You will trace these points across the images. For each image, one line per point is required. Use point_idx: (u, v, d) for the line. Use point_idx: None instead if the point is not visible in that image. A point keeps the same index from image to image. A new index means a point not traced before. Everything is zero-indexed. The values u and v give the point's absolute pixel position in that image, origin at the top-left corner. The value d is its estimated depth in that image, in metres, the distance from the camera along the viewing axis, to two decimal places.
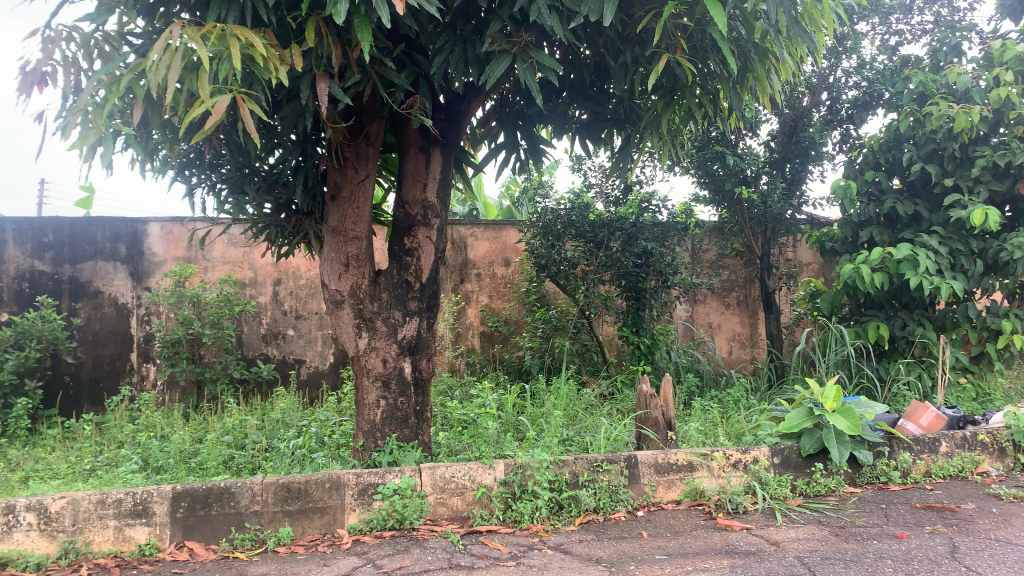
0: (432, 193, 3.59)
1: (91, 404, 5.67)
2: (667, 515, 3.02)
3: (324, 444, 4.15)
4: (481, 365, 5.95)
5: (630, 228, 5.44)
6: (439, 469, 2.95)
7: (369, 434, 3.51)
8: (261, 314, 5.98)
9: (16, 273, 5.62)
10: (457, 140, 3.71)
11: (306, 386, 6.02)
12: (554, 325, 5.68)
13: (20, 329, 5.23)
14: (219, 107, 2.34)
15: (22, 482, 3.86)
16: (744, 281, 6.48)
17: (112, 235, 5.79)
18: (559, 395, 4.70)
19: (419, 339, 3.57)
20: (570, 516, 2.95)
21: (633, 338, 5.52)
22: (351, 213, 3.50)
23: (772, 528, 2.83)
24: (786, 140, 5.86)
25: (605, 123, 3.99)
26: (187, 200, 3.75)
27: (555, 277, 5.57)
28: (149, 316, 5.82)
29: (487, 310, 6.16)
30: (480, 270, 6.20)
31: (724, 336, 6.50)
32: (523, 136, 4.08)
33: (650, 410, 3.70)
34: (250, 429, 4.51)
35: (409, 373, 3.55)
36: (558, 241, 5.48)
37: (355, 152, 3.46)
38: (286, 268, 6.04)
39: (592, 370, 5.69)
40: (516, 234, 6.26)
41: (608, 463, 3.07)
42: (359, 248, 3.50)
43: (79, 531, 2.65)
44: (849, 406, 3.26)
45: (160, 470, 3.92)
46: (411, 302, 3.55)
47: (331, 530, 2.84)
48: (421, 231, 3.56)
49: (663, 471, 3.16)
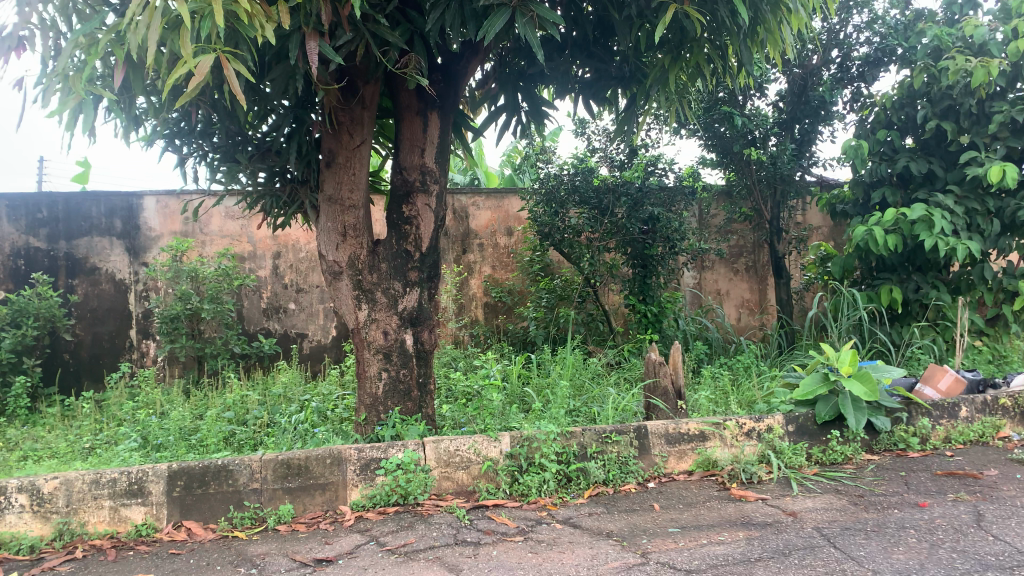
0: (430, 159, 3.46)
1: (91, 381, 5.59)
2: (679, 486, 2.93)
3: (327, 419, 4.07)
4: (484, 337, 5.84)
5: (635, 193, 5.31)
6: (443, 442, 2.85)
7: (372, 408, 3.42)
8: (261, 288, 5.88)
9: (11, 250, 5.51)
10: (456, 103, 3.57)
11: (309, 361, 5.94)
12: (559, 294, 5.57)
13: (16, 307, 5.14)
14: (203, 68, 2.19)
15: (19, 461, 3.79)
16: (752, 247, 6.38)
17: (107, 210, 5.68)
18: (565, 365, 4.61)
19: (421, 310, 3.46)
20: (579, 488, 2.86)
21: (640, 306, 5.41)
22: (347, 180, 3.37)
23: (789, 498, 2.74)
24: (795, 99, 5.69)
25: (610, 82, 3.84)
26: (180, 170, 3.64)
27: (559, 245, 5.44)
28: (147, 292, 5.72)
29: (490, 281, 6.05)
30: (483, 240, 6.08)
31: (733, 302, 6.41)
32: (524, 98, 3.94)
33: (659, 378, 3.59)
34: (252, 405, 4.43)
35: (411, 345, 3.45)
36: (562, 208, 5.36)
37: (349, 116, 3.33)
38: (285, 241, 5.92)
39: (599, 339, 5.59)
40: (519, 203, 6.14)
41: (617, 433, 2.98)
42: (357, 217, 3.39)
43: (73, 512, 2.57)
44: (865, 370, 3.15)
45: (160, 447, 3.84)
46: (412, 272, 3.43)
47: (333, 506, 2.76)
48: (420, 198, 3.44)
49: (675, 441, 3.07)
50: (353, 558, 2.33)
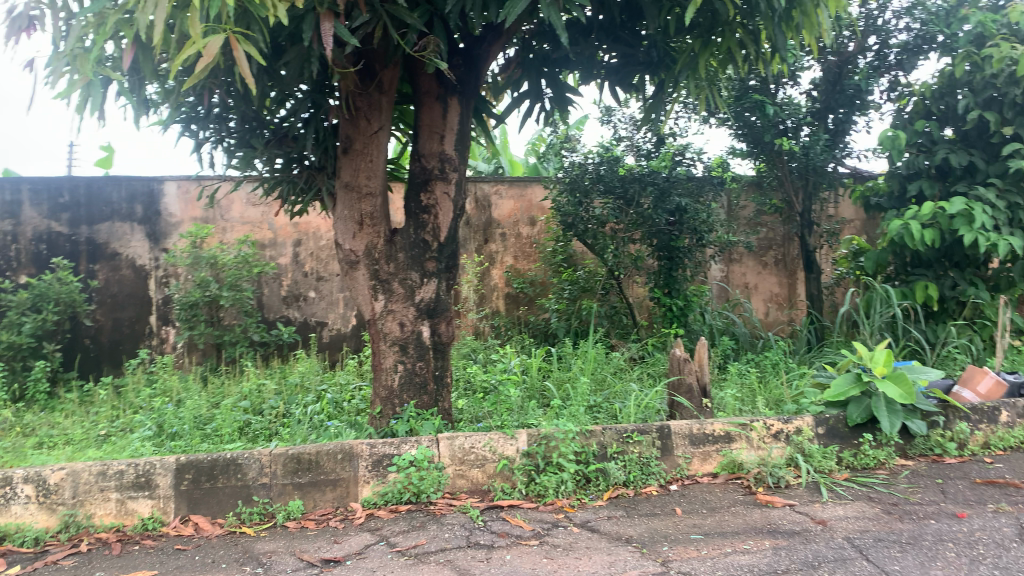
0: (450, 145, 3.35)
1: (111, 366, 5.59)
2: (702, 489, 2.81)
3: (343, 411, 3.99)
4: (505, 328, 5.74)
5: (663, 182, 5.16)
6: (458, 439, 2.76)
7: (387, 401, 3.34)
8: (281, 276, 5.82)
9: (33, 234, 5.51)
10: (477, 88, 3.45)
11: (328, 350, 5.87)
12: (582, 286, 5.46)
13: (37, 291, 5.13)
14: (212, 48, 2.08)
15: (35, 448, 3.77)
16: (782, 240, 6.24)
17: (128, 195, 5.66)
18: (586, 359, 4.50)
19: (438, 302, 3.36)
20: (598, 490, 2.76)
21: (665, 300, 5.28)
22: (364, 167, 3.28)
23: (818, 505, 2.62)
24: (829, 88, 5.51)
25: (637, 67, 3.70)
26: (197, 156, 3.58)
27: (583, 236, 5.33)
28: (168, 278, 5.69)
29: (512, 272, 5.95)
30: (505, 230, 5.98)
31: (761, 297, 6.27)
32: (548, 84, 3.81)
33: (683, 376, 3.52)
34: (268, 394, 4.38)
35: (427, 337, 3.35)
36: (586, 198, 5.25)
37: (367, 101, 3.23)
38: (306, 228, 5.87)
39: (622, 332, 5.47)
40: (543, 192, 6.03)
41: (638, 433, 2.87)
42: (374, 205, 3.29)
43: (79, 504, 2.52)
44: (901, 372, 3.00)
45: (174, 436, 3.80)
46: (430, 263, 3.34)
47: (344, 503, 2.68)
48: (439, 186, 3.33)
49: (699, 442, 2.95)
50: (362, 559, 2.24)
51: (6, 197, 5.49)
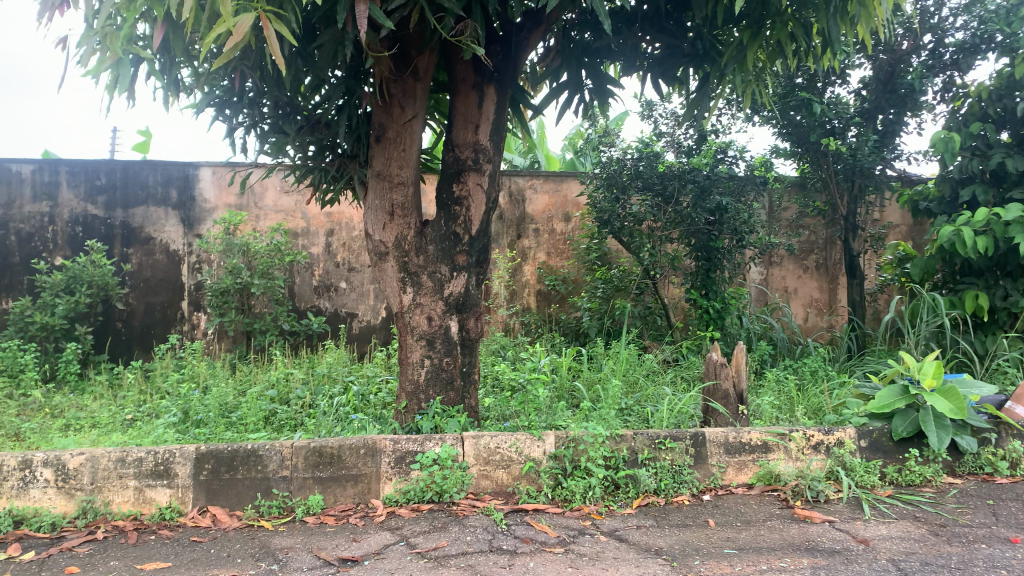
0: (485, 136, 3.26)
1: (142, 350, 5.60)
2: (736, 500, 2.69)
3: (369, 404, 3.94)
4: (536, 325, 5.65)
5: (703, 180, 5.02)
6: (483, 438, 2.67)
7: (413, 396, 3.26)
8: (313, 265, 5.79)
9: (69, 216, 5.54)
10: (514, 77, 3.35)
11: (357, 341, 5.83)
12: (616, 285, 5.35)
13: (71, 273, 5.17)
14: (242, 26, 2.00)
15: (61, 430, 3.77)
16: (823, 244, 6.08)
17: (164, 179, 5.66)
18: (618, 360, 4.39)
19: (468, 296, 3.28)
20: (627, 497, 2.65)
21: (702, 302, 5.14)
22: (396, 156, 3.20)
23: (860, 523, 2.48)
24: (880, 88, 5.32)
25: (681, 59, 3.57)
26: (230, 141, 3.54)
27: (618, 233, 5.23)
28: (200, 264, 5.69)
29: (545, 268, 5.85)
30: (538, 225, 5.88)
31: (800, 302, 6.12)
32: (588, 75, 3.70)
33: (719, 381, 3.45)
34: (295, 384, 4.34)
35: (455, 333, 3.27)
36: (623, 194, 5.12)
37: (401, 88, 3.15)
38: (339, 218, 5.83)
39: (655, 334, 5.34)
40: (579, 187, 5.92)
41: (672, 439, 2.76)
42: (406, 195, 3.23)
43: (98, 490, 2.48)
44: (952, 385, 2.85)
45: (199, 424, 3.78)
46: (460, 256, 3.24)
47: (365, 500, 2.61)
48: (472, 177, 3.24)
49: (735, 451, 2.83)
50: (380, 560, 2.16)
51: (44, 178, 5.52)
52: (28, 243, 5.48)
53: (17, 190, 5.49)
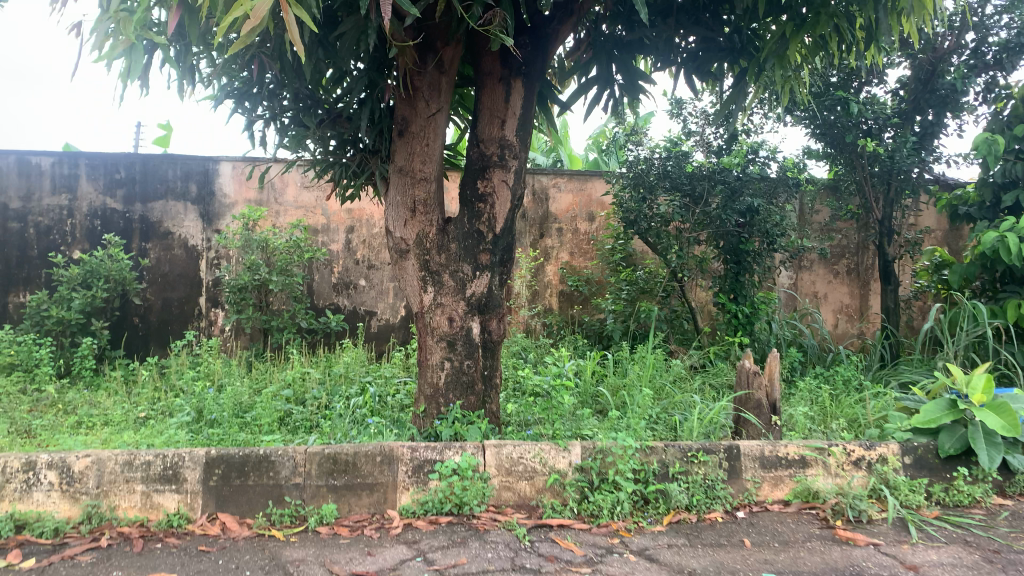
0: (511, 131, 3.12)
1: (158, 346, 5.53)
2: (773, 518, 2.54)
3: (386, 406, 3.82)
4: (558, 327, 5.52)
5: (734, 182, 4.87)
6: (505, 448, 2.54)
7: (432, 400, 3.14)
8: (332, 262, 5.69)
9: (88, 210, 5.48)
10: (543, 70, 3.22)
11: (375, 340, 5.73)
12: (641, 288, 5.20)
13: (88, 267, 5.11)
14: (260, 9, 1.85)
15: (73, 428, 3.70)
16: (856, 248, 5.90)
17: (183, 173, 5.58)
18: (644, 365, 4.24)
19: (491, 297, 3.15)
20: (657, 512, 2.51)
21: (731, 306, 4.98)
22: (419, 151, 3.08)
23: (906, 546, 2.32)
24: (919, 88, 5.09)
25: (717, 54, 3.41)
26: (248, 134, 3.44)
27: (645, 234, 5.07)
28: (219, 259, 5.61)
29: (568, 268, 5.71)
30: (562, 225, 5.74)
31: (831, 307, 5.94)
32: (619, 70, 3.56)
33: (751, 392, 3.33)
34: (311, 384, 4.23)
35: (477, 334, 3.14)
36: (651, 194, 4.97)
37: (426, 80, 3.02)
38: (360, 215, 5.72)
39: (681, 338, 5.19)
40: (604, 187, 5.78)
41: (704, 453, 2.62)
42: (428, 191, 3.10)
43: (104, 495, 2.38)
44: (1003, 401, 2.67)
45: (213, 424, 3.68)
46: (483, 255, 3.11)
47: (380, 510, 2.49)
48: (497, 174, 3.11)
49: (770, 466, 2.68)
50: None
51: (63, 171, 5.47)
52: (46, 236, 5.43)
53: (36, 182, 5.44)
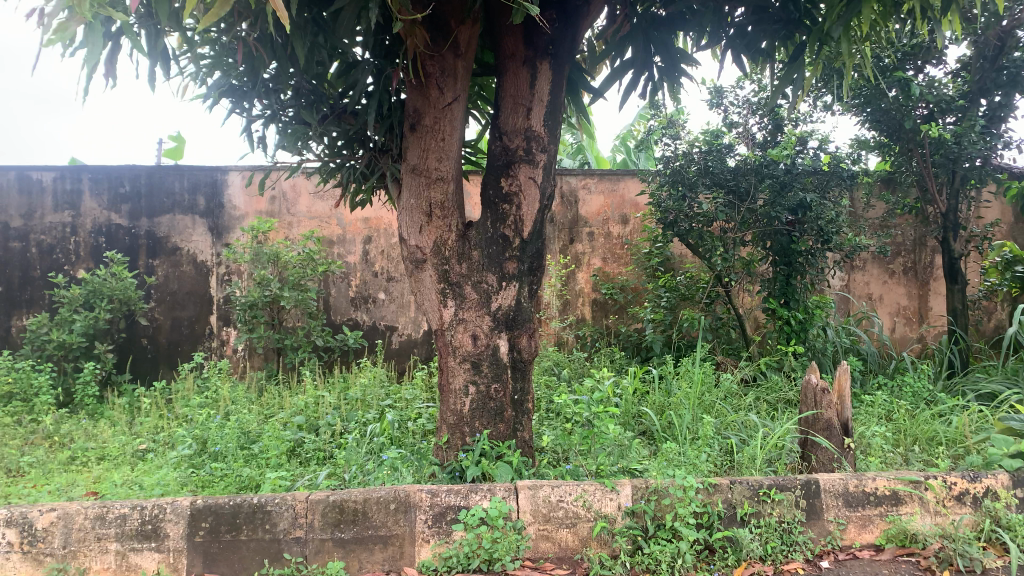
0: (538, 120, 2.74)
1: (168, 369, 5.22)
2: (865, 569, 2.12)
3: (407, 433, 3.45)
4: (592, 339, 5.13)
5: (782, 175, 4.44)
6: (542, 490, 2.16)
7: (455, 428, 2.76)
8: (350, 275, 5.34)
9: (92, 226, 5.20)
10: (573, 50, 2.82)
11: (396, 357, 5.37)
12: (681, 294, 4.81)
13: (90, 287, 4.81)
14: None
15: (64, 465, 3.38)
16: (912, 246, 5.46)
17: (190, 185, 5.27)
18: (690, 380, 3.82)
19: (520, 310, 2.76)
20: (725, 563, 2.11)
21: (782, 312, 4.55)
22: (433, 147, 2.71)
23: None
24: (984, 67, 4.58)
25: (771, 27, 3.00)
26: (247, 136, 3.10)
27: (685, 235, 4.66)
28: (230, 275, 5.29)
29: (600, 276, 5.31)
30: (593, 228, 5.34)
31: (887, 310, 5.48)
32: (657, 51, 3.18)
33: (820, 411, 2.92)
34: (325, 409, 3.87)
35: (505, 354, 2.75)
36: (691, 192, 4.56)
37: (439, 66, 2.65)
38: (378, 224, 5.37)
39: (728, 348, 4.77)
40: (637, 186, 5.37)
41: (777, 490, 2.22)
42: (445, 192, 2.74)
43: (71, 556, 2.04)
44: None
45: (216, 457, 3.33)
46: (510, 264, 2.73)
47: (396, 567, 2.11)
48: (524, 170, 2.73)
49: (857, 504, 2.26)
50: None
51: (66, 186, 5.19)
52: (50, 255, 5.15)
53: (38, 199, 5.16)
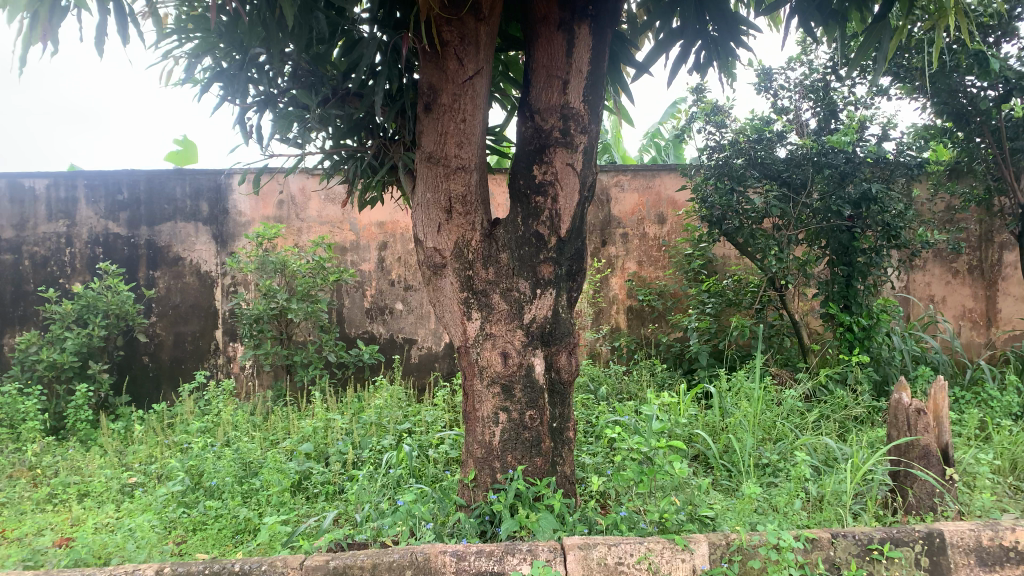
0: (576, 95, 2.31)
1: (171, 389, 4.84)
2: None
3: (427, 462, 3.02)
4: (629, 350, 4.69)
5: (843, 165, 3.96)
6: (598, 550, 1.74)
7: (484, 462, 2.33)
8: (364, 284, 4.94)
9: (89, 237, 4.83)
10: (616, 12, 2.39)
11: (416, 373, 4.94)
12: (728, 300, 4.37)
13: (84, 301, 4.43)
14: None
15: (41, 504, 2.99)
16: (978, 242, 4.95)
17: (193, 191, 4.89)
18: (746, 397, 3.37)
19: (558, 322, 2.32)
20: None
21: (845, 318, 4.06)
22: (452, 130, 2.29)
23: None
24: None
25: None
26: (240, 127, 2.69)
27: (734, 234, 4.20)
28: (236, 286, 4.90)
29: (636, 280, 4.87)
30: (627, 228, 4.89)
31: (952, 313, 4.97)
32: (711, 17, 2.74)
33: (916, 437, 2.45)
34: (335, 433, 3.43)
35: (541, 375, 2.31)
36: (741, 185, 4.10)
37: (459, 32, 2.23)
38: (393, 229, 4.96)
39: (784, 361, 4.29)
40: (675, 182, 4.90)
41: (892, 546, 1.78)
42: (467, 183, 2.31)
43: None
44: None
45: (212, 494, 2.92)
46: (545, 267, 2.30)
47: None
48: (560, 155, 2.30)
49: (992, 563, 1.81)
50: None
51: (60, 194, 4.83)
52: (44, 268, 4.79)
53: (31, 209, 4.81)
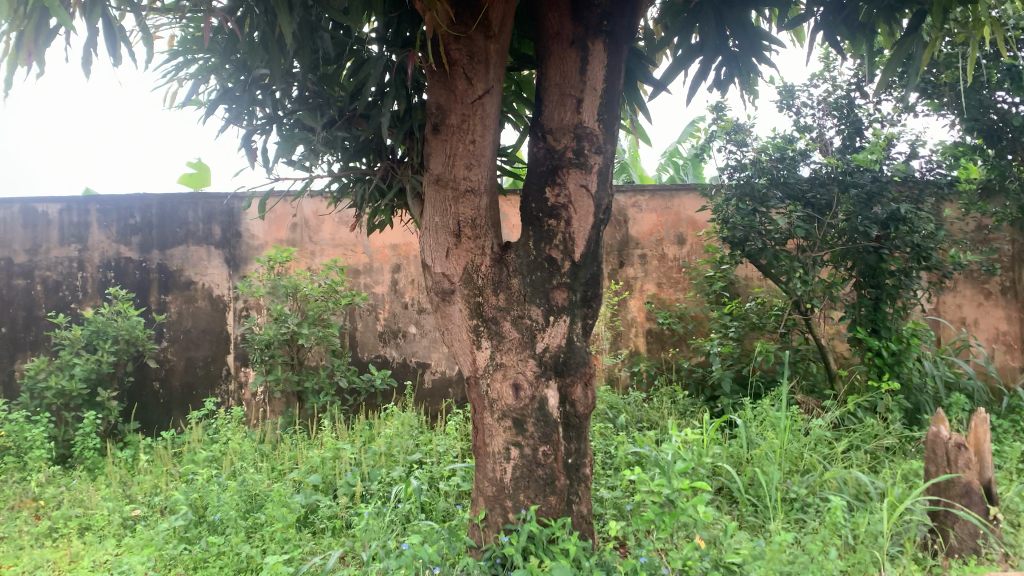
0: (590, 114, 2.21)
1: (182, 415, 4.76)
2: None
3: (438, 496, 2.90)
4: (649, 375, 4.55)
5: (869, 185, 3.82)
6: None
7: (495, 501, 2.21)
8: (377, 308, 4.85)
9: (100, 261, 4.78)
10: (632, 28, 2.29)
11: (429, 398, 4.82)
12: (751, 323, 4.21)
13: (93, 327, 4.37)
14: None
15: (40, 540, 2.90)
16: (1010, 263, 4.74)
17: (205, 215, 4.84)
18: (772, 427, 3.22)
19: (572, 352, 2.19)
20: None
21: (873, 343, 3.90)
22: (461, 151, 2.19)
23: None
24: None
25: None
26: (245, 150, 2.62)
27: (756, 255, 4.06)
28: (248, 310, 4.82)
29: (655, 302, 4.73)
30: (645, 250, 4.77)
31: (985, 336, 4.78)
32: (732, 32, 2.64)
33: (956, 474, 2.31)
34: (344, 464, 3.32)
35: (555, 408, 2.18)
36: (763, 206, 3.97)
37: (467, 49, 2.14)
38: (406, 251, 4.87)
39: (810, 387, 4.13)
40: (695, 202, 4.76)
41: None
42: (476, 207, 2.21)
43: None
44: None
45: (215, 529, 2.82)
46: (558, 293, 2.18)
47: None
48: (574, 176, 2.19)
49: None
50: None
51: (72, 219, 4.79)
52: (56, 293, 4.75)
53: (44, 233, 4.78)
